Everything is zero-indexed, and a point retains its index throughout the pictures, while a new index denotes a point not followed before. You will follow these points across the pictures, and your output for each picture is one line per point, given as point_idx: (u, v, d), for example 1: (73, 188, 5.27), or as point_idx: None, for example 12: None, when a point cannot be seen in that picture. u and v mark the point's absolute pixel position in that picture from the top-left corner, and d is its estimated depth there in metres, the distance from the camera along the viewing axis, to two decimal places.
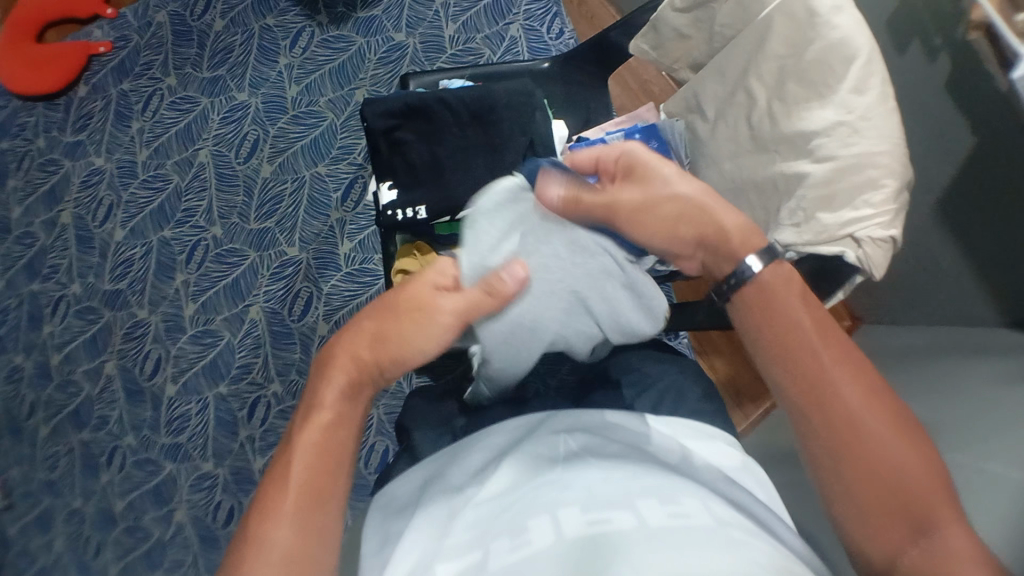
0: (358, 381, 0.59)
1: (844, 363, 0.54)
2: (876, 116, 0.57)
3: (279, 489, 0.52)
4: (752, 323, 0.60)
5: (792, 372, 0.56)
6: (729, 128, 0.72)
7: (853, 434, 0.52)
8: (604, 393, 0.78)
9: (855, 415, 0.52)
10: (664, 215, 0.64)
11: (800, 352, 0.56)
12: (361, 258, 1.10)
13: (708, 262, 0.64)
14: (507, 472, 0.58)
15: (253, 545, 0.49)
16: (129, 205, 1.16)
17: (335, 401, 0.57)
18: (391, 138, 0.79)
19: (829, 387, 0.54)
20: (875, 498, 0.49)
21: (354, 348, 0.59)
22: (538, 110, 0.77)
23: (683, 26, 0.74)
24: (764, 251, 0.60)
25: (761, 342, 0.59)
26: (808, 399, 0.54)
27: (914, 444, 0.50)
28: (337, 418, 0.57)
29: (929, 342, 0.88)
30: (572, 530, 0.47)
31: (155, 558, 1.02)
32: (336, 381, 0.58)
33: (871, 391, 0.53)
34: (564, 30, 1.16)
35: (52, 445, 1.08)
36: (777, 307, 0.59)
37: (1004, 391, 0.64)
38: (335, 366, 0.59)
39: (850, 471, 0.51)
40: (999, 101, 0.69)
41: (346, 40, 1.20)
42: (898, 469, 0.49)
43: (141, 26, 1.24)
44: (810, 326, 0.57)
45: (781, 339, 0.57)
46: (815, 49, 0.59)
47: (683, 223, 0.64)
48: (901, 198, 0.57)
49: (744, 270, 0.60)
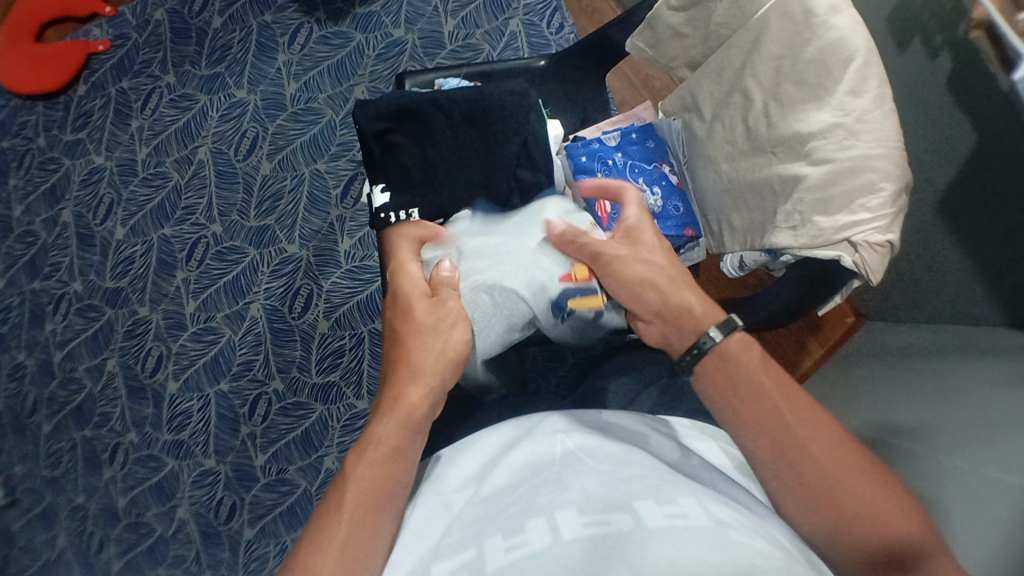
0: (414, 414, 0.60)
1: (809, 417, 0.54)
2: (873, 119, 0.56)
3: (334, 523, 0.53)
4: (713, 387, 0.60)
5: (756, 429, 0.56)
6: (725, 129, 0.71)
7: (828, 484, 0.52)
8: (600, 396, 0.78)
9: (825, 464, 0.52)
10: (630, 279, 0.66)
11: (766, 414, 0.55)
12: (361, 255, 1.10)
13: (668, 331, 0.64)
14: (501, 475, 0.57)
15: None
16: (129, 203, 1.16)
17: (389, 434, 0.58)
18: (383, 140, 0.78)
19: (796, 441, 0.54)
20: (861, 544, 0.50)
21: (416, 387, 0.61)
22: (532, 111, 0.77)
23: (680, 25, 0.73)
24: (723, 323, 0.60)
25: (725, 407, 0.58)
26: (781, 458, 0.54)
27: (887, 486, 0.51)
28: (395, 454, 0.58)
29: (932, 342, 0.87)
30: (572, 533, 0.46)
31: (157, 553, 1.04)
32: (393, 419, 0.59)
33: (835, 440, 0.53)
34: (564, 24, 1.15)
35: (54, 442, 1.09)
36: (740, 372, 0.58)
37: (1003, 394, 0.63)
38: (394, 404, 0.60)
39: (833, 521, 0.51)
40: (1003, 101, 0.68)
41: (344, 36, 1.19)
42: (881, 514, 0.50)
43: (140, 23, 1.23)
44: (771, 383, 0.57)
45: (742, 403, 0.57)
46: (813, 49, 0.58)
47: (644, 290, 0.65)
48: (899, 201, 0.56)
49: (704, 342, 0.60)
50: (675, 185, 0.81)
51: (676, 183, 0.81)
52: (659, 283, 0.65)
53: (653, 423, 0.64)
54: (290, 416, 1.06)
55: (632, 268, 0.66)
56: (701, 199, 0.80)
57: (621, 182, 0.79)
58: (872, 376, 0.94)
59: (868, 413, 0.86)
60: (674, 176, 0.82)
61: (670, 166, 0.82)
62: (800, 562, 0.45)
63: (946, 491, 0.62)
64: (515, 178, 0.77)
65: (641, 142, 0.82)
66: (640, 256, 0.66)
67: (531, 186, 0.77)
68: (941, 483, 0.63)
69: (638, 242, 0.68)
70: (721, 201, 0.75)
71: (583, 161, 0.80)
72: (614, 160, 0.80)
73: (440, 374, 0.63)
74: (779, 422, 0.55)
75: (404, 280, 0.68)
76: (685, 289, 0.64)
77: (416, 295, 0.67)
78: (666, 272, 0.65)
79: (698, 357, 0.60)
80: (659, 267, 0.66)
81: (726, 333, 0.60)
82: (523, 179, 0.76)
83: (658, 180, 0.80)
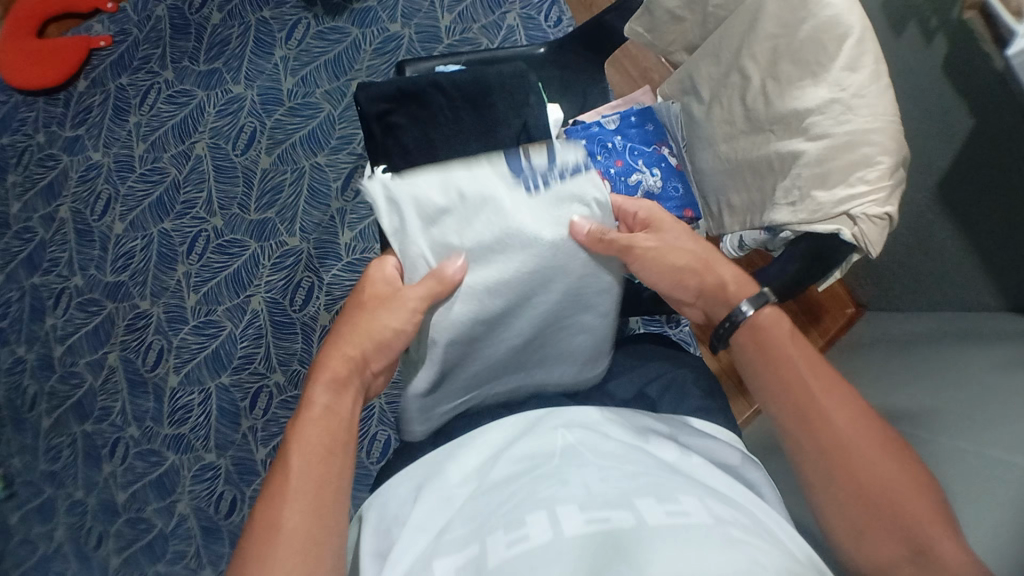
0: (345, 378, 0.65)
1: (833, 394, 0.58)
2: (869, 94, 0.56)
3: (283, 479, 0.57)
4: (751, 358, 0.65)
5: (784, 402, 0.61)
6: (723, 110, 0.72)
7: (844, 456, 0.56)
8: (606, 386, 0.79)
9: (841, 438, 0.56)
10: (671, 266, 0.71)
11: (790, 386, 0.61)
12: (362, 248, 1.10)
13: (709, 309, 0.71)
14: (506, 465, 0.58)
15: (271, 533, 0.54)
16: (127, 198, 1.17)
17: (325, 401, 0.63)
18: (384, 122, 0.76)
19: (817, 416, 0.58)
20: (870, 514, 0.53)
21: (340, 356, 0.67)
22: (533, 93, 0.77)
23: (677, 8, 0.73)
24: (756, 296, 0.65)
25: (759, 379, 0.64)
26: (801, 426, 0.59)
27: (902, 463, 0.54)
28: (326, 412, 0.62)
29: (932, 329, 0.88)
30: (573, 530, 0.47)
31: (157, 548, 1.04)
32: (324, 384, 0.64)
33: (857, 417, 0.57)
34: (561, 18, 1.16)
35: (54, 436, 1.09)
36: (769, 342, 0.64)
37: (1005, 374, 0.65)
38: (322, 372, 0.65)
39: (847, 501, 0.55)
40: (996, 81, 0.69)
41: (342, 31, 1.20)
42: (893, 488, 0.53)
43: (140, 20, 1.24)
44: (800, 360, 0.61)
45: (774, 374, 0.62)
46: (807, 27, 0.59)
47: (687, 274, 0.71)
48: (897, 174, 0.56)
49: (737, 314, 0.66)
50: (675, 167, 0.81)
51: (676, 165, 0.81)
52: (695, 267, 0.71)
53: (652, 422, 0.65)
54: (292, 409, 1.06)
55: (670, 257, 0.71)
56: (700, 180, 0.80)
57: (620, 164, 0.78)
58: (873, 363, 0.95)
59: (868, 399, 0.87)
60: (673, 158, 0.81)
61: (669, 148, 0.81)
62: (800, 561, 0.46)
63: (951, 471, 0.62)
64: None
65: (640, 125, 0.81)
66: (671, 243, 0.71)
67: None
68: (946, 465, 0.63)
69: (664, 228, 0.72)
70: (721, 182, 0.75)
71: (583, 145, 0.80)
72: (614, 142, 0.80)
73: (367, 344, 0.67)
74: (803, 398, 0.59)
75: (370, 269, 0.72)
76: (719, 266, 0.71)
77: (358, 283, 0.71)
78: (698, 252, 0.71)
79: (732, 328, 0.66)
80: (692, 247, 0.71)
81: (759, 306, 0.65)
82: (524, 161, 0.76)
83: (658, 161, 0.80)
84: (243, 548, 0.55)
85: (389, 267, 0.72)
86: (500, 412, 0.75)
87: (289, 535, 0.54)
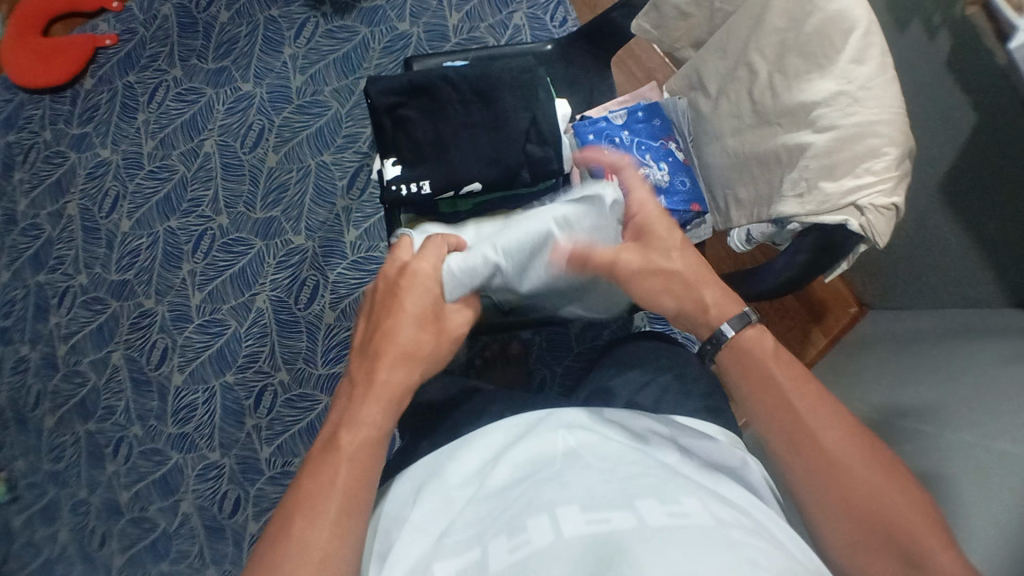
0: (398, 397, 0.60)
1: (821, 406, 0.56)
2: (876, 86, 0.57)
3: (326, 501, 0.53)
4: (736, 374, 0.61)
5: (772, 418, 0.57)
6: (730, 104, 0.73)
7: (837, 472, 0.53)
8: (613, 382, 0.80)
9: (833, 453, 0.54)
10: (645, 289, 0.66)
11: (774, 404, 0.58)
12: (367, 246, 1.11)
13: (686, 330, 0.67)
14: (502, 470, 0.58)
15: (304, 558, 0.50)
16: (134, 196, 1.17)
17: (379, 420, 0.58)
18: (394, 115, 0.79)
19: (808, 431, 0.55)
20: (870, 536, 0.51)
21: (397, 370, 0.60)
22: (540, 87, 0.78)
23: (684, 4, 0.75)
24: (737, 317, 0.62)
25: (744, 395, 0.60)
26: (788, 446, 0.56)
27: (893, 475, 0.53)
28: (377, 431, 0.57)
29: (937, 326, 0.88)
30: (572, 530, 0.47)
31: (160, 548, 1.04)
32: (377, 399, 0.59)
33: (846, 429, 0.55)
34: (567, 18, 1.17)
35: (58, 434, 1.09)
36: (756, 360, 0.60)
37: (1008, 368, 0.65)
38: (376, 383, 0.59)
39: (841, 517, 0.52)
40: (998, 75, 0.70)
41: (349, 30, 1.21)
42: (889, 507, 0.51)
43: (147, 19, 1.24)
44: (786, 376, 0.58)
45: (762, 389, 0.59)
46: (815, 20, 0.60)
47: (662, 298, 0.66)
48: (904, 166, 0.57)
49: (719, 337, 0.62)
50: (682, 161, 0.82)
51: (683, 160, 0.82)
52: (673, 290, 0.65)
53: (653, 423, 0.65)
54: (296, 408, 1.06)
55: (643, 280, 0.66)
56: (707, 175, 0.80)
57: (628, 158, 0.79)
58: (878, 362, 0.95)
59: (872, 399, 0.88)
60: (680, 153, 0.82)
61: (676, 143, 0.83)
62: (802, 564, 0.46)
63: (954, 465, 0.63)
64: (524, 153, 0.77)
65: (647, 120, 0.83)
66: (651, 265, 0.66)
67: (540, 161, 0.77)
68: (953, 460, 0.63)
69: (645, 243, 0.67)
70: (728, 176, 0.76)
71: (590, 139, 0.81)
72: (621, 137, 0.81)
73: (424, 365, 0.62)
74: (790, 413, 0.57)
75: (416, 266, 0.64)
76: (701, 288, 0.65)
77: (407, 277, 0.63)
78: (678, 271, 0.65)
79: (715, 347, 0.62)
80: (673, 266, 0.65)
81: (740, 327, 0.61)
82: (532, 154, 0.77)
83: (664, 156, 0.81)
84: (265, 556, 0.51)
85: (433, 259, 0.65)
86: (507, 407, 0.75)
87: (325, 565, 0.50)
